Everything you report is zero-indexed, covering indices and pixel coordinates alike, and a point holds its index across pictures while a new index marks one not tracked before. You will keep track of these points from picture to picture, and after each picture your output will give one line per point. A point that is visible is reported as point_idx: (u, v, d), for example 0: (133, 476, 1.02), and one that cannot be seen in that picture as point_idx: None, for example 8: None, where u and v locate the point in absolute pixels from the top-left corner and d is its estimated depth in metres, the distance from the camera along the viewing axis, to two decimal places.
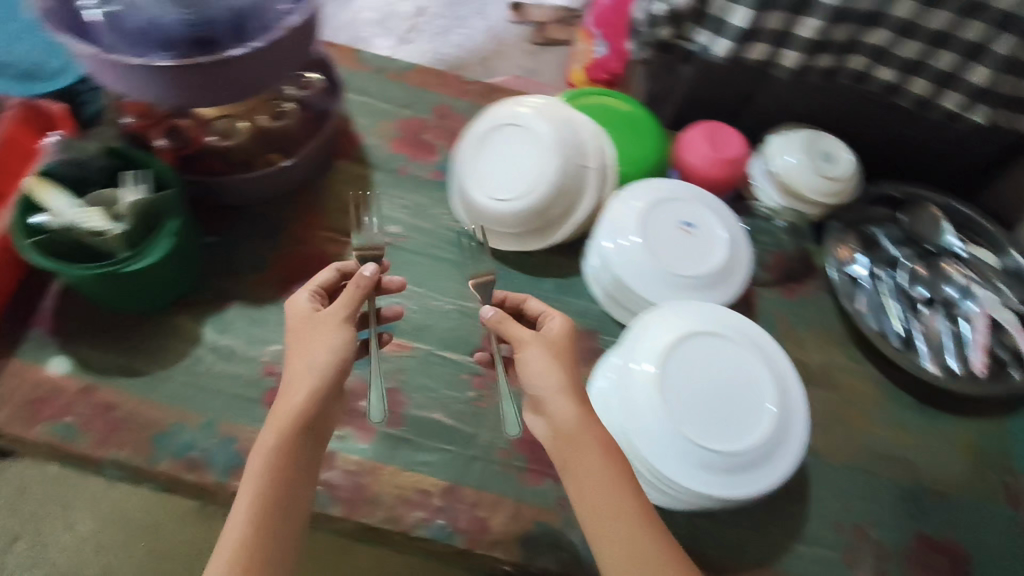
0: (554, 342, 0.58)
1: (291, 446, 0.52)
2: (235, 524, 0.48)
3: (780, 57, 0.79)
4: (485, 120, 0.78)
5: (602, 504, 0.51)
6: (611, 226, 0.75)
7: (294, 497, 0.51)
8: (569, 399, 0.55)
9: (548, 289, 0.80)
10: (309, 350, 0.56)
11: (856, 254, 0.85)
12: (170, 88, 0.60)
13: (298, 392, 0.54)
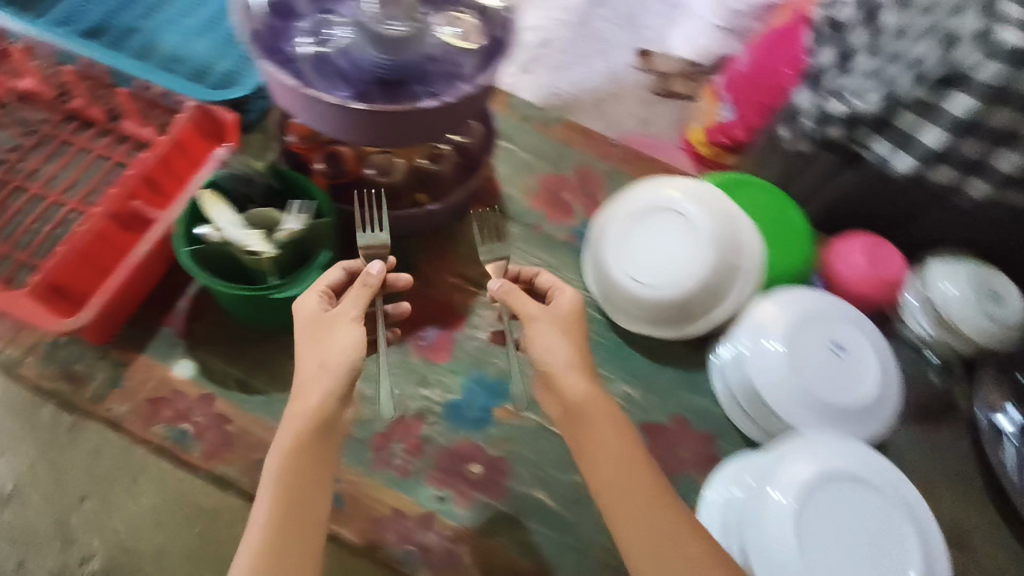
0: (559, 318, 0.58)
1: (306, 444, 0.51)
2: (256, 524, 0.49)
3: (967, 185, 0.71)
4: (637, 199, 0.76)
5: (617, 483, 0.52)
6: (754, 332, 0.71)
7: (311, 495, 0.50)
8: (579, 373, 0.55)
9: (669, 380, 0.76)
10: (317, 350, 0.54)
11: (1009, 406, 0.75)
12: (347, 128, 0.57)
13: (310, 378, 0.52)
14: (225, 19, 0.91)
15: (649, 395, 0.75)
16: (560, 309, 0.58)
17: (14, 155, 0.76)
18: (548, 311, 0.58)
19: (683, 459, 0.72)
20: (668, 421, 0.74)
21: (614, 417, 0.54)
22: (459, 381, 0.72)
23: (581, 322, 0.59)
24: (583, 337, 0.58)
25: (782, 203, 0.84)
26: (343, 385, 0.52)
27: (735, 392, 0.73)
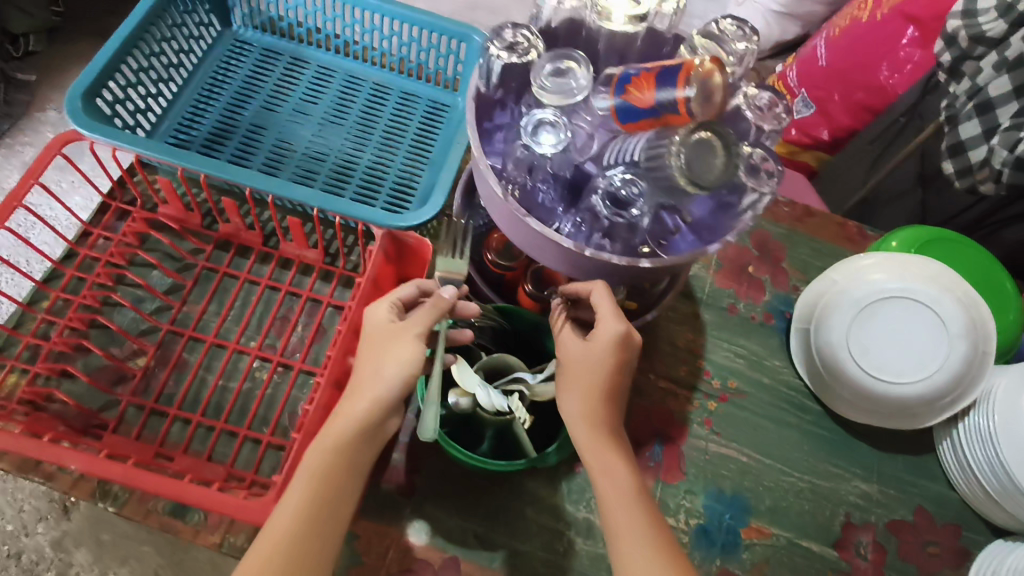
0: (590, 361, 0.53)
1: (344, 447, 0.48)
2: (286, 513, 0.46)
3: None
4: (860, 285, 0.71)
5: (625, 527, 0.49)
6: (1009, 411, 0.66)
7: (343, 494, 0.47)
8: (588, 420, 0.52)
9: (902, 469, 0.73)
10: (375, 356, 0.51)
11: None
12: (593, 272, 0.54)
13: (367, 377, 0.50)
14: (354, 105, 0.83)
15: (886, 490, 0.72)
16: (591, 351, 0.53)
17: (173, 300, 0.68)
18: (585, 354, 0.53)
19: (935, 556, 0.69)
20: (912, 516, 0.71)
21: (624, 464, 0.52)
22: (699, 501, 0.68)
23: (608, 362, 0.53)
24: (616, 382, 0.54)
25: (989, 265, 0.79)
26: (393, 398, 0.49)
27: (977, 475, 0.69)
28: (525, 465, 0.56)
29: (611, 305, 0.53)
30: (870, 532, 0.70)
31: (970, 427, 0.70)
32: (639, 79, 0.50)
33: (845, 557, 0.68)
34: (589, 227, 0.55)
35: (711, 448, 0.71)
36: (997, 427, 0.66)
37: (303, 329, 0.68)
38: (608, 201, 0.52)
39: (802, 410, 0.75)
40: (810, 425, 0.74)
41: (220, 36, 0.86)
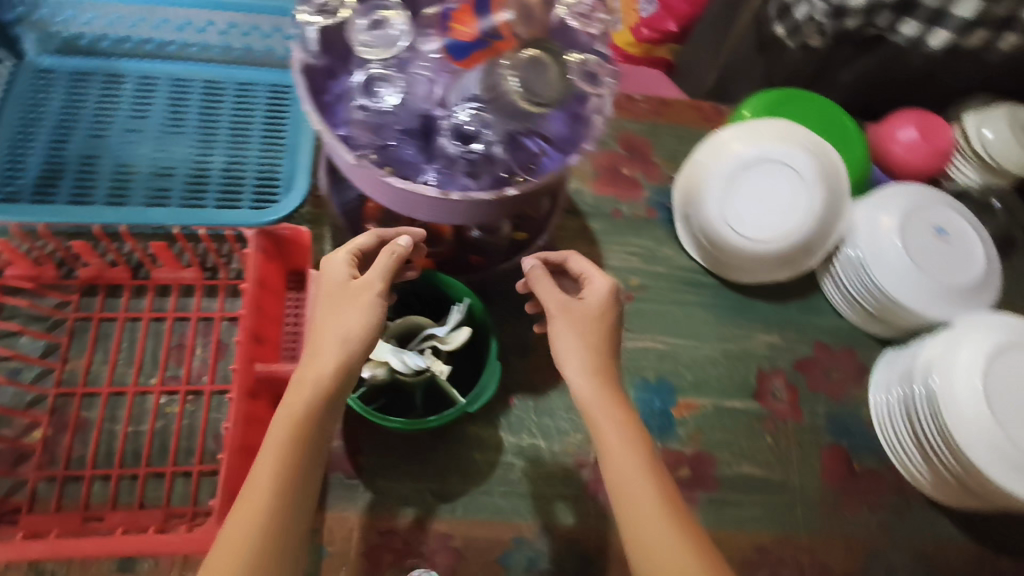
0: (587, 313, 0.53)
1: (311, 415, 0.46)
2: (261, 483, 0.44)
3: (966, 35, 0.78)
4: (722, 160, 0.75)
5: (630, 480, 0.47)
6: (869, 237, 0.74)
7: (312, 466, 0.46)
8: (592, 359, 0.51)
9: (796, 313, 0.80)
10: (333, 318, 0.49)
11: None
12: (469, 216, 0.54)
13: (327, 337, 0.48)
14: (187, 108, 0.78)
15: (788, 336, 0.79)
16: (582, 304, 0.53)
17: (53, 361, 0.64)
18: (576, 312, 0.53)
19: (840, 379, 0.77)
20: (813, 351, 0.78)
21: (621, 411, 0.50)
22: (629, 395, 0.73)
23: (607, 318, 0.54)
24: (614, 339, 0.54)
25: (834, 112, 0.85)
26: (357, 363, 0.47)
27: (859, 300, 0.77)
28: (458, 412, 0.57)
29: (597, 269, 0.56)
30: (781, 378, 0.76)
31: (837, 255, 0.78)
32: (460, 12, 0.52)
33: (764, 404, 0.75)
34: (450, 170, 0.54)
35: (629, 346, 0.75)
36: (865, 254, 0.74)
37: (203, 350, 0.66)
38: (457, 143, 0.53)
39: (700, 287, 0.80)
40: (710, 298, 0.79)
41: (16, 69, 0.78)
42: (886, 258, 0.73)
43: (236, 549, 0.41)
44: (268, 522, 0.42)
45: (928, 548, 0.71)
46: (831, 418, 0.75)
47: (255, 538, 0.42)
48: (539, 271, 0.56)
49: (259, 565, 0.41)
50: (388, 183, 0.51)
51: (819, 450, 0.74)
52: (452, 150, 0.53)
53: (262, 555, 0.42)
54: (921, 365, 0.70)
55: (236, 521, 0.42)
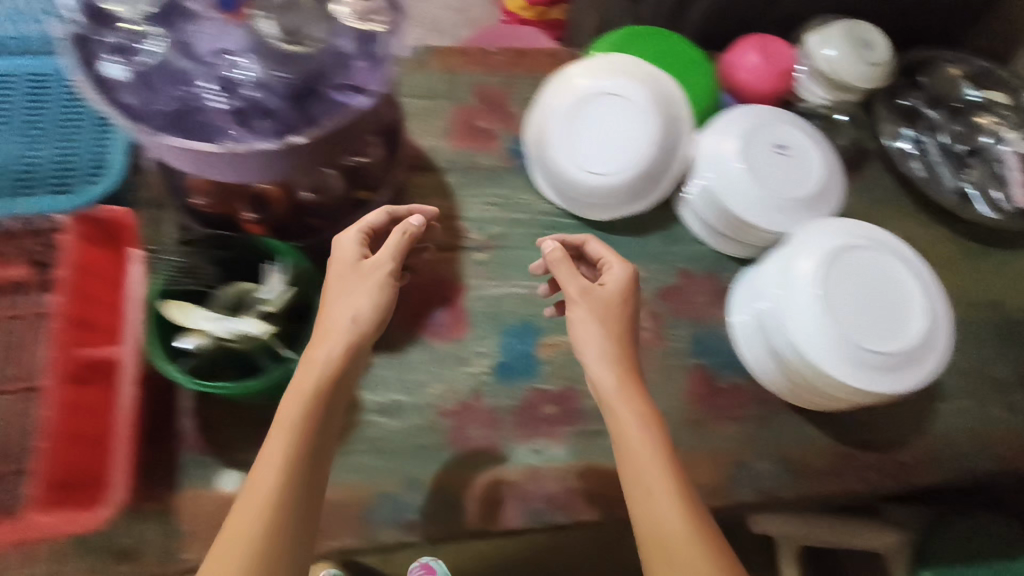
0: (607, 300, 0.61)
1: (323, 394, 0.53)
2: (275, 453, 0.51)
3: None
4: (564, 96, 0.75)
5: (643, 468, 0.54)
6: (709, 162, 0.77)
7: (321, 440, 0.53)
8: (611, 343, 0.59)
9: (657, 244, 0.81)
10: (346, 297, 0.57)
11: (903, 129, 0.92)
12: (264, 169, 0.53)
13: (338, 314, 0.56)
14: (11, 99, 0.75)
15: (649, 267, 0.80)
16: (602, 290, 0.62)
17: None
18: (604, 298, 0.61)
19: (702, 303, 0.79)
20: (676, 279, 0.80)
21: (639, 406, 0.57)
22: (493, 342, 0.73)
23: (620, 305, 0.62)
24: (626, 330, 0.61)
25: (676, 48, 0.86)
26: (356, 345, 0.55)
27: (711, 223, 0.79)
28: (288, 374, 0.58)
29: (616, 256, 0.65)
30: (645, 307, 0.77)
31: (688, 181, 0.79)
32: None
33: None
34: (230, 122, 0.52)
35: (490, 294, 0.76)
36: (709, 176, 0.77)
37: (42, 344, 0.65)
38: (233, 92, 0.52)
39: (561, 229, 0.80)
40: (571, 239, 0.80)
41: None
42: (727, 179, 0.75)
43: (249, 511, 0.49)
44: (276, 488, 0.50)
45: (792, 453, 0.73)
46: (695, 340, 0.77)
47: (268, 504, 0.49)
48: (562, 254, 0.63)
49: (267, 531, 0.49)
50: (169, 145, 0.50)
51: (684, 372, 0.75)
52: (229, 102, 0.52)
53: (268, 518, 0.49)
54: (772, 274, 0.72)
55: (255, 491, 0.49)
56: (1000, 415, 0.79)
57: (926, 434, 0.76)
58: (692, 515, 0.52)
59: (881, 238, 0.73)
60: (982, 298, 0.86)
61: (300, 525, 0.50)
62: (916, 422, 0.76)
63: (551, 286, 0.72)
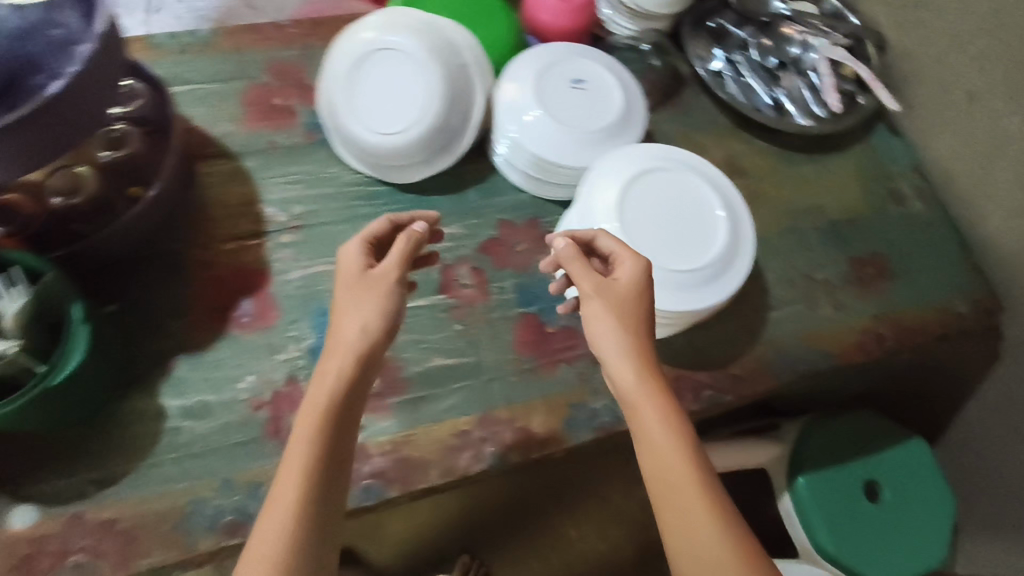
0: (617, 296, 0.59)
1: (327, 422, 0.51)
2: (285, 493, 0.49)
3: None
4: (342, 58, 0.72)
5: (676, 485, 0.51)
6: (507, 105, 0.75)
7: (332, 473, 0.51)
8: (627, 341, 0.57)
9: (475, 199, 0.79)
10: (351, 311, 0.56)
11: (713, 49, 0.93)
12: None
13: (348, 328, 0.55)
14: None
15: (468, 223, 0.77)
16: (615, 284, 0.59)
17: None
18: (614, 294, 0.59)
19: (526, 251, 0.77)
20: (497, 231, 0.77)
21: (660, 418, 0.54)
22: (306, 325, 0.69)
23: (640, 297, 0.59)
24: (645, 324, 0.58)
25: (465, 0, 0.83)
26: (361, 360, 0.54)
27: (522, 168, 0.77)
28: (40, 390, 0.53)
29: (629, 249, 0.61)
30: (466, 264, 0.75)
31: (494, 129, 0.78)
32: None
33: (452, 295, 0.73)
34: None
35: (300, 275, 0.71)
36: (507, 118, 0.75)
37: None
38: None
39: (374, 198, 0.77)
40: (384, 207, 0.77)
41: None
42: (526, 122, 0.74)
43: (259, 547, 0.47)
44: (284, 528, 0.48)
45: None
46: (521, 288, 0.74)
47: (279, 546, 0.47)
48: (570, 248, 0.62)
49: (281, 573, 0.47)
50: None
51: (511, 323, 0.73)
52: None
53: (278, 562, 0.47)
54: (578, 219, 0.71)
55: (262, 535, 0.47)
56: (827, 315, 0.81)
57: (756, 343, 0.78)
58: (722, 524, 0.50)
59: (686, 157, 0.73)
60: (806, 204, 0.87)
61: (315, 561, 0.49)
62: (745, 335, 0.78)
63: (563, 283, 0.67)
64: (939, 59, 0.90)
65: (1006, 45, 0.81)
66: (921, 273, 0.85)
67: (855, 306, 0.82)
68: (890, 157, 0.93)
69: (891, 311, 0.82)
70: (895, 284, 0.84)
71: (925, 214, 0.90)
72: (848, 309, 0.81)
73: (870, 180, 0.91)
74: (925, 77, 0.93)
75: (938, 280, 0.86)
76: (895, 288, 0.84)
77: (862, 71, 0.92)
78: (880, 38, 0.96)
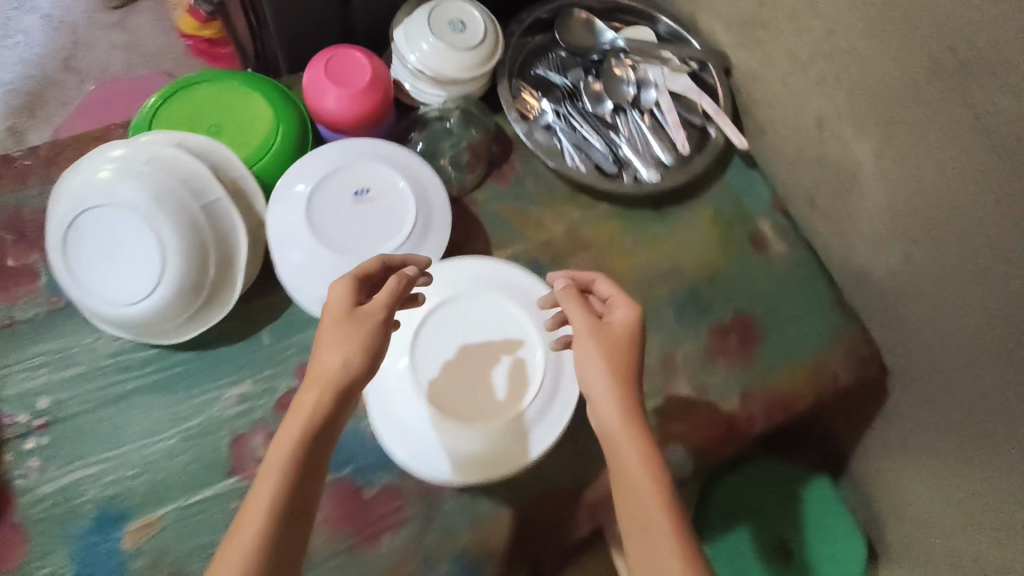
0: (608, 334, 0.52)
1: (294, 476, 0.44)
2: (227, 560, 0.41)
3: None
4: (60, 219, 0.58)
5: (654, 541, 0.44)
6: (279, 235, 0.62)
7: (284, 543, 0.43)
8: (613, 378, 0.50)
9: (268, 343, 0.67)
10: (328, 347, 0.48)
11: (539, 103, 0.83)
12: None
13: (331, 364, 0.47)
14: None
15: (261, 375, 0.66)
16: (605, 326, 0.53)
17: None
18: (599, 332, 0.52)
19: None
20: (298, 379, 0.66)
21: (646, 465, 0.47)
22: (64, 554, 0.57)
23: (632, 344, 0.52)
24: (637, 369, 0.52)
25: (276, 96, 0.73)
26: (346, 393, 0.47)
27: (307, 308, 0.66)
28: None
29: (624, 295, 0.55)
30: (262, 430, 0.64)
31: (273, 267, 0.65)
32: None
33: (246, 474, 0.62)
34: None
35: (53, 488, 0.59)
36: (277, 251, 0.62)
37: None
38: None
39: (140, 367, 0.64)
40: (156, 374, 0.64)
41: None
42: (299, 256, 0.62)
43: None
44: None
45: (470, 543, 0.63)
46: None
47: None
48: (563, 293, 0.56)
49: None
50: None
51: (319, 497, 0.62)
52: None
53: None
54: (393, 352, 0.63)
55: None
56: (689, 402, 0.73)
57: None
58: None
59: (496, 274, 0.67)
60: (659, 270, 0.78)
61: None
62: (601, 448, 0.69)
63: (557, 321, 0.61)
64: (782, 85, 0.81)
65: (848, 70, 0.72)
66: (790, 329, 0.78)
67: (719, 385, 0.74)
68: (749, 196, 0.84)
69: (759, 382, 0.75)
70: (763, 350, 0.76)
71: (791, 256, 0.81)
72: (712, 391, 0.74)
73: (727, 227, 0.82)
74: (771, 104, 0.83)
75: (811, 334, 0.78)
76: (763, 354, 0.76)
77: (705, 103, 0.83)
78: (725, 59, 0.87)
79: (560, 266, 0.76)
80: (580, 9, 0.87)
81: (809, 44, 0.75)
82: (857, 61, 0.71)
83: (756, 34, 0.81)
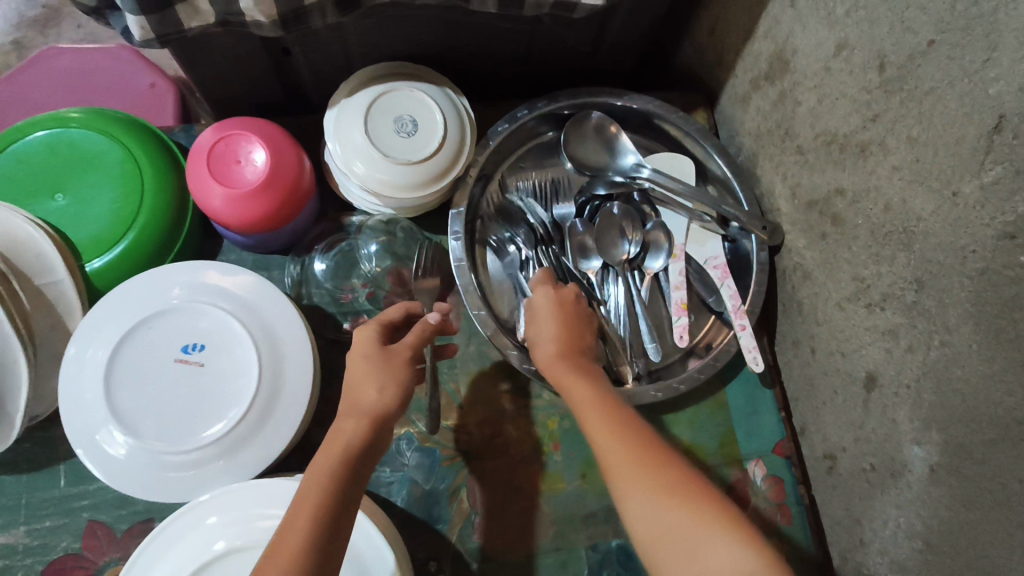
0: (542, 314, 0.52)
1: (364, 438, 0.43)
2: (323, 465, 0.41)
3: (189, 17, 0.46)
4: None
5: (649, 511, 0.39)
6: (72, 383, 0.48)
7: (356, 481, 0.42)
8: (550, 346, 0.50)
9: (58, 485, 0.53)
10: (360, 384, 0.46)
11: (506, 238, 0.64)
12: None
13: (366, 397, 0.45)
14: None
15: (40, 526, 0.52)
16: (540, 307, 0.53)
17: None
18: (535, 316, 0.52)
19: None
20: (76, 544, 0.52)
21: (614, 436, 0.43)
22: None
23: (570, 317, 0.52)
24: (576, 341, 0.51)
25: (136, 173, 0.55)
26: (402, 388, 0.46)
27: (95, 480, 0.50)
28: None
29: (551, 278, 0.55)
30: None
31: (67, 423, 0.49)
32: None
33: None
34: None
35: None
36: (64, 407, 0.48)
37: None
38: None
39: None
40: None
41: None
42: (88, 418, 0.48)
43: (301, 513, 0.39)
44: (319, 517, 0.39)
45: None
46: None
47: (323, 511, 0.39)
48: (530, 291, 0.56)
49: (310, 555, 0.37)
50: None
51: None
52: None
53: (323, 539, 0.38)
54: (219, 546, 0.45)
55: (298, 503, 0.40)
56: None
57: None
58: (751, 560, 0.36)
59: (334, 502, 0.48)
60: (587, 508, 0.58)
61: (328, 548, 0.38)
62: None
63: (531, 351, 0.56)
64: (834, 308, 0.57)
65: (925, 345, 0.48)
66: None
67: None
68: (746, 429, 0.64)
69: None
70: None
71: (777, 523, 0.61)
72: None
73: (703, 462, 0.63)
74: (815, 320, 0.59)
75: None
76: None
77: (726, 287, 0.61)
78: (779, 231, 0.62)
79: (459, 471, 0.58)
80: (600, 111, 0.64)
81: (883, 278, 0.51)
82: (940, 343, 0.47)
83: (821, 225, 0.57)
